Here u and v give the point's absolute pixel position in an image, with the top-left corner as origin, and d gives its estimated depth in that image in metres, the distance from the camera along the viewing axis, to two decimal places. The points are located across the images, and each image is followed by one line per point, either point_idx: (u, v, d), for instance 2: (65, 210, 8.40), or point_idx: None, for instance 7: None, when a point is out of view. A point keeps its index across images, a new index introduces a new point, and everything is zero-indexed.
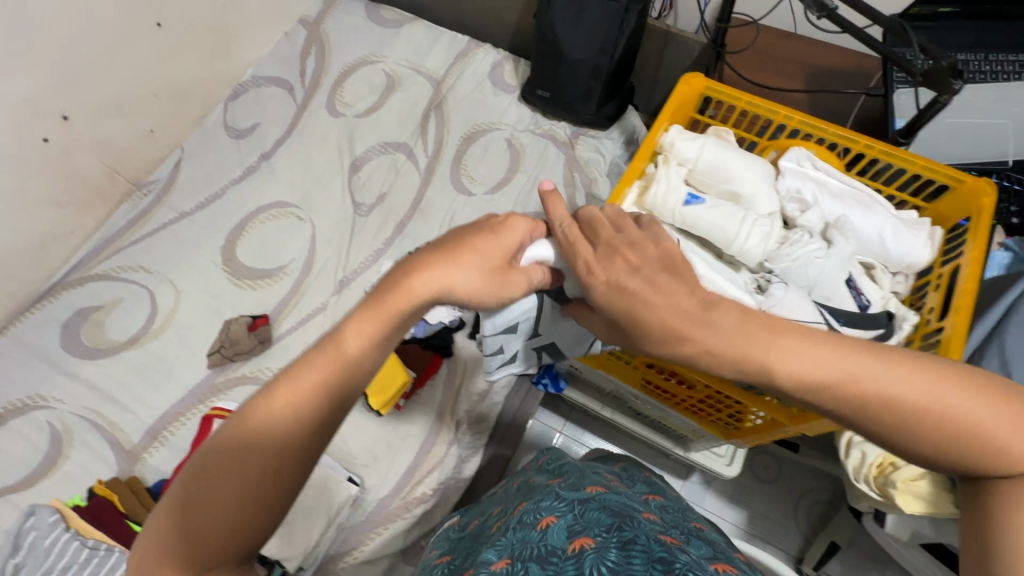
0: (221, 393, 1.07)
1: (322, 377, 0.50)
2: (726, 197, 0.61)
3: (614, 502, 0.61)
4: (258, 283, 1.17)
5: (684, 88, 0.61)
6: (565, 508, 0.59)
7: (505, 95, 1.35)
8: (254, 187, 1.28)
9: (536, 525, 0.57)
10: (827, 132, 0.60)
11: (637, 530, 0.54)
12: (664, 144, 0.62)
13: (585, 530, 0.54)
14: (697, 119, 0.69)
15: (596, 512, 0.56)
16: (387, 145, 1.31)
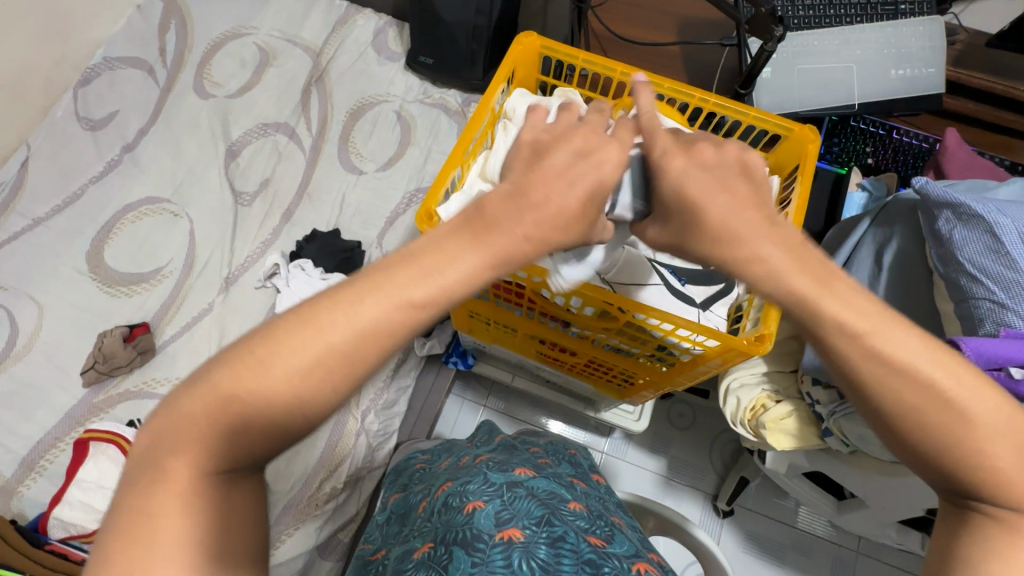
0: (102, 412, 0.99)
1: (412, 302, 0.39)
2: None
3: (543, 488, 0.52)
4: (134, 290, 1.08)
5: (521, 47, 0.60)
6: (493, 492, 0.49)
7: (390, 64, 1.27)
8: (119, 184, 1.16)
9: (460, 511, 0.48)
10: (665, 87, 0.61)
11: (567, 523, 0.46)
12: (507, 111, 0.61)
13: (514, 521, 0.46)
14: (544, 81, 0.68)
15: (526, 501, 0.48)
16: (266, 126, 1.22)
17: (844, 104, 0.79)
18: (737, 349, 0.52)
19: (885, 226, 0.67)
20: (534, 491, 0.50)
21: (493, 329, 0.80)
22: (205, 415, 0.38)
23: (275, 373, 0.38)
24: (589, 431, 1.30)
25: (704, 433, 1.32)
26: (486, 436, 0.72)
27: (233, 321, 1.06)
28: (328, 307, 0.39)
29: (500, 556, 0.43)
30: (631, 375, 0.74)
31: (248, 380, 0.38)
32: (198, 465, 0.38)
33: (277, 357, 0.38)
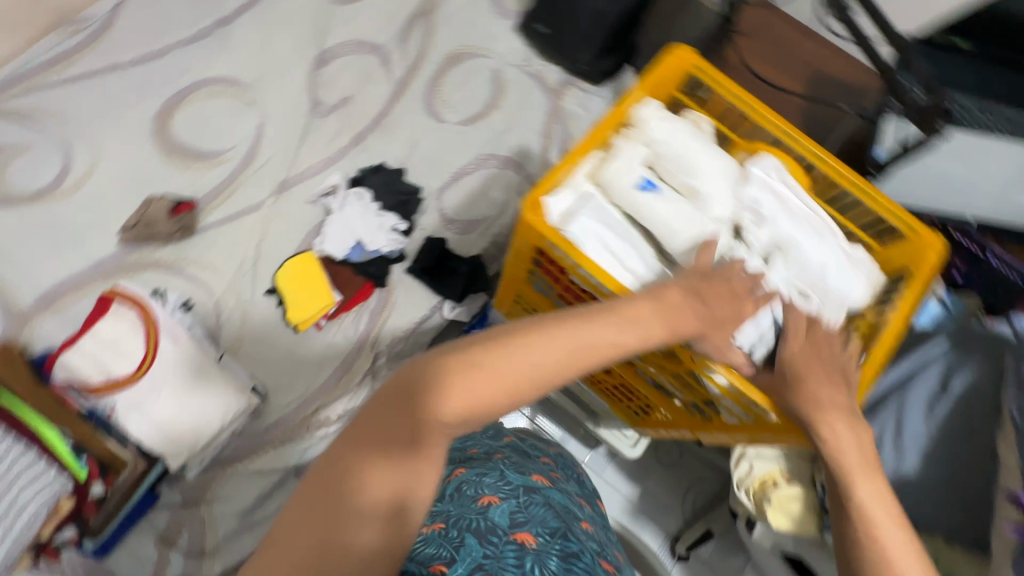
0: (129, 274, 1.00)
1: (591, 354, 0.50)
2: (686, 190, 0.57)
3: (557, 499, 0.57)
4: (190, 165, 1.07)
5: (670, 60, 0.59)
6: (509, 491, 0.55)
7: (502, 20, 1.23)
8: (203, 56, 1.14)
9: (474, 499, 0.53)
10: (801, 141, 0.60)
11: (581, 541, 0.52)
12: (636, 117, 0.58)
13: (527, 524, 0.52)
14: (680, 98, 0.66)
15: (542, 509, 0.53)
16: (361, 44, 1.18)
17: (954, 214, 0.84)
18: (792, 432, 0.54)
19: (962, 353, 0.72)
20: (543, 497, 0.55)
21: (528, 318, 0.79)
22: (408, 392, 0.48)
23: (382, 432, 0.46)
24: (576, 439, 1.30)
25: (684, 477, 1.32)
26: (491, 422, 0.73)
27: (277, 226, 1.05)
28: (523, 336, 0.49)
29: (512, 555, 0.49)
30: (654, 409, 0.74)
31: (450, 378, 0.47)
32: (401, 438, 0.46)
33: (480, 366, 0.48)
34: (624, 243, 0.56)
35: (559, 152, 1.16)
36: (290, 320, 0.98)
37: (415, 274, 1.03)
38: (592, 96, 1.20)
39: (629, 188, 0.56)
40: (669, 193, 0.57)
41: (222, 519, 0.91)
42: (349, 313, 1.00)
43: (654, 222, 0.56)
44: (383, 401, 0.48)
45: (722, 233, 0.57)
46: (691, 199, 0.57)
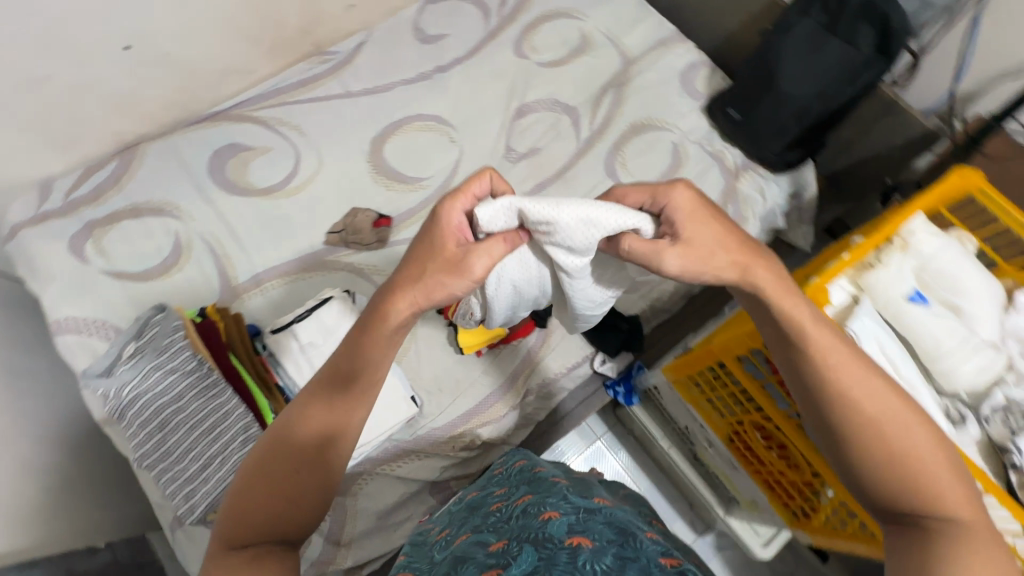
0: (326, 270, 1.13)
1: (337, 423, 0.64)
2: (948, 305, 0.70)
3: (619, 518, 0.77)
4: (393, 185, 1.20)
5: (956, 177, 0.72)
6: (568, 509, 0.76)
7: (690, 100, 1.30)
8: (420, 94, 1.30)
9: (538, 517, 0.74)
10: None
11: (640, 551, 0.67)
12: (908, 230, 0.71)
13: (583, 532, 0.70)
14: (941, 214, 0.77)
15: (601, 525, 0.72)
16: (557, 103, 1.30)
17: None
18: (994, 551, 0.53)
19: None
20: (563, 498, 0.79)
21: (711, 392, 0.84)
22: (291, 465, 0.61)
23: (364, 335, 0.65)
24: (683, 520, 1.28)
25: None
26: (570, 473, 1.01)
27: None
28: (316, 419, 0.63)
29: (571, 549, 0.66)
30: (820, 489, 0.72)
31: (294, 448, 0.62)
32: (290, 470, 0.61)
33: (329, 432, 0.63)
34: (886, 338, 0.67)
35: None
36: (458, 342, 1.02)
37: None
38: (770, 183, 1.23)
39: (902, 298, 0.69)
40: (938, 308, 0.69)
41: (362, 517, 0.96)
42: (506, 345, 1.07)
43: (927, 334, 0.68)
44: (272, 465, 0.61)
45: (998, 362, 0.68)
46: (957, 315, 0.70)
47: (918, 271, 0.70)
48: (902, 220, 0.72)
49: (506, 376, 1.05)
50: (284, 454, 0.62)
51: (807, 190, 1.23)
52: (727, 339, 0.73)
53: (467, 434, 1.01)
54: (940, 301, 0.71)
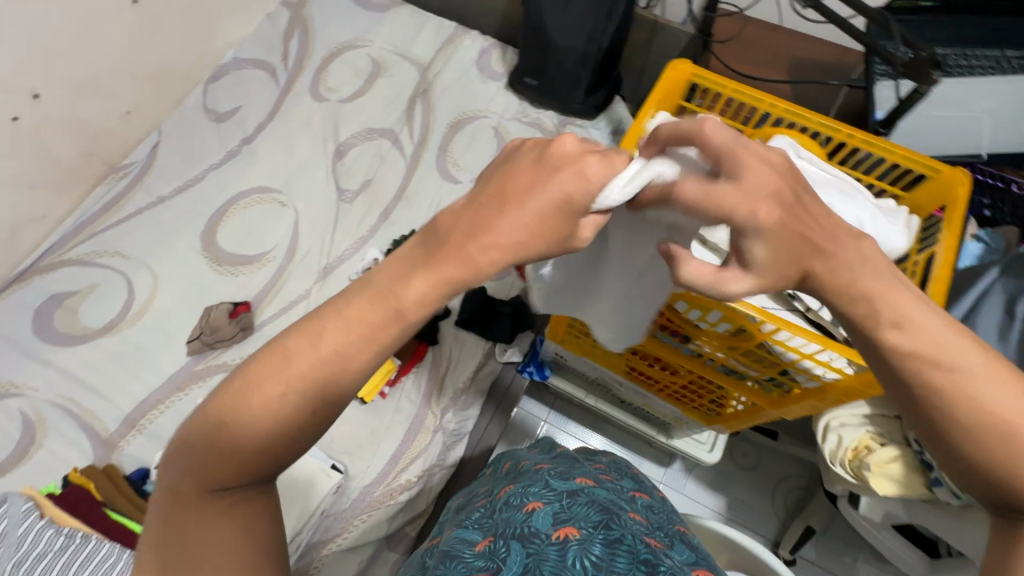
0: (201, 379, 1.07)
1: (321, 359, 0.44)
2: None
3: (601, 497, 0.72)
4: (239, 269, 1.16)
5: (674, 71, 0.69)
6: (553, 496, 0.70)
7: (494, 83, 1.34)
8: (235, 172, 1.26)
9: (521, 507, 0.68)
10: (889, 147, 0.64)
11: (622, 528, 0.64)
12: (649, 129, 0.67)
13: (570, 521, 0.64)
14: (684, 106, 0.77)
15: (584, 509, 0.67)
16: (372, 131, 1.30)
17: (971, 151, 0.77)
18: (860, 386, 0.52)
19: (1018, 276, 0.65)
20: (547, 487, 0.72)
21: (589, 341, 0.85)
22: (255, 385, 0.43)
23: (351, 339, 0.44)
24: (649, 459, 1.31)
25: (766, 477, 1.30)
26: (547, 447, 1.01)
27: None
28: (291, 346, 0.44)
29: (556, 547, 0.61)
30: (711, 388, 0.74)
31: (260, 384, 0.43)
32: (250, 404, 0.43)
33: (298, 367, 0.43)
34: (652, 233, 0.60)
35: None
36: (356, 392, 1.01)
37: (464, 324, 1.08)
38: (590, 129, 1.29)
39: None
40: None
41: None
42: (407, 375, 1.06)
43: None
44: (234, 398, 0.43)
45: None
46: None
47: None
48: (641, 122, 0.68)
49: (418, 402, 1.04)
50: (248, 396, 0.43)
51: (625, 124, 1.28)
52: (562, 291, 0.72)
53: (401, 475, 0.99)
54: None
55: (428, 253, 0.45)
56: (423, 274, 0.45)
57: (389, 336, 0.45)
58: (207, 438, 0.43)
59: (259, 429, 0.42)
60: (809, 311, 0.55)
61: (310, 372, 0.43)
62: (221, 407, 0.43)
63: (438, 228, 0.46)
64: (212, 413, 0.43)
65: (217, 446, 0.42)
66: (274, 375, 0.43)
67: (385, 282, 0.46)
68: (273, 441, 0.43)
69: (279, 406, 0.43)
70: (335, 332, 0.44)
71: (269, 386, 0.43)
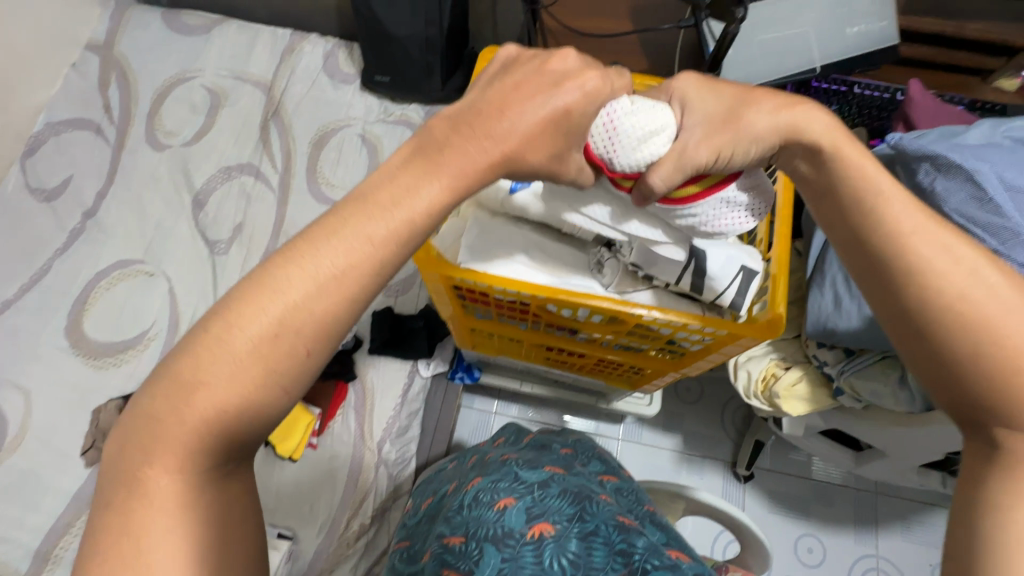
0: None
1: (370, 248, 0.36)
2: None
3: (572, 481, 0.63)
4: (122, 358, 1.05)
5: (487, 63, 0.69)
6: (522, 489, 0.60)
7: (347, 87, 1.25)
8: (87, 252, 1.12)
9: (490, 507, 0.58)
10: None
11: (596, 517, 0.57)
12: None
13: (544, 515, 0.56)
14: None
15: (555, 498, 0.59)
16: (229, 169, 1.19)
17: (806, 68, 0.80)
18: (743, 333, 0.50)
19: None
20: (516, 473, 0.63)
21: (496, 343, 0.80)
22: (264, 275, 0.36)
23: (355, 250, 0.36)
24: (602, 420, 1.33)
25: (712, 405, 1.36)
26: (514, 436, 0.83)
27: None
28: (340, 218, 0.37)
29: (533, 551, 0.53)
30: (625, 366, 0.72)
31: (286, 270, 0.36)
32: (264, 301, 0.35)
33: (328, 246, 0.36)
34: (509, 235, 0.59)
35: None
36: (284, 454, 0.97)
37: (378, 350, 1.03)
38: None
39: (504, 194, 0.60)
40: None
41: None
42: (333, 419, 1.01)
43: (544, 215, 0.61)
44: (253, 276, 0.37)
45: None
46: None
47: None
48: None
49: (351, 443, 1.00)
50: (278, 270, 0.36)
51: None
52: (441, 306, 0.66)
53: (354, 519, 0.96)
54: None
55: (429, 158, 0.39)
56: (426, 172, 0.38)
57: (384, 261, 0.37)
58: (182, 391, 0.35)
59: (238, 384, 0.35)
60: (670, 285, 0.55)
61: (290, 312, 0.35)
62: (198, 363, 0.35)
63: (448, 121, 0.40)
64: (188, 369, 0.35)
65: (192, 405, 0.35)
66: (309, 255, 0.36)
67: (381, 193, 0.38)
68: (258, 394, 0.35)
69: (261, 352, 0.35)
70: (324, 262, 0.36)
71: (249, 329, 0.35)
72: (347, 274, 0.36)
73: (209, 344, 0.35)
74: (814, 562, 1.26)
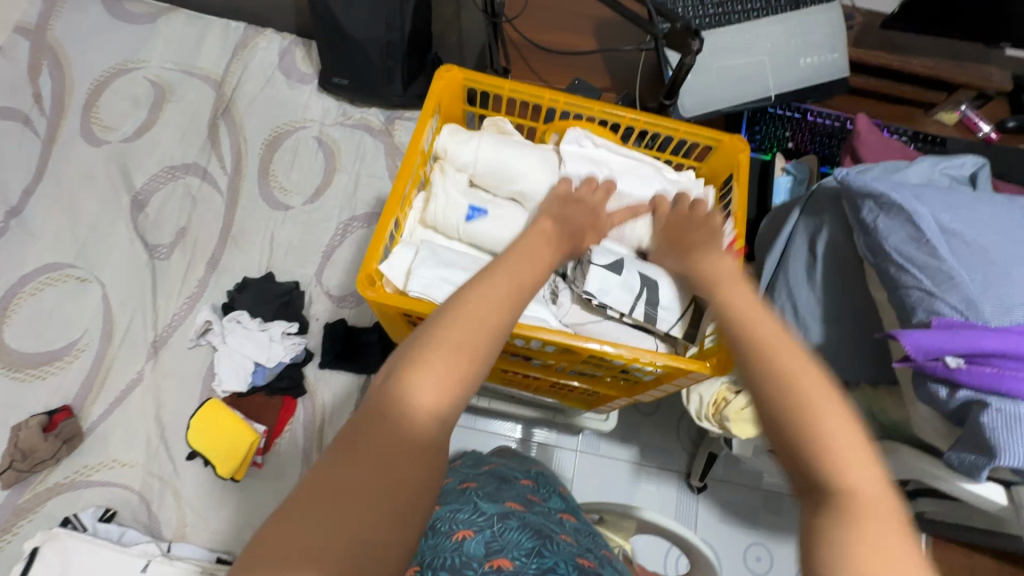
0: (27, 513, 0.89)
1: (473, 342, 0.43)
2: (512, 194, 0.70)
3: (533, 518, 0.61)
4: (48, 369, 0.97)
5: (443, 82, 0.68)
6: (483, 521, 0.58)
7: (304, 88, 1.20)
8: (10, 253, 1.04)
9: (449, 538, 0.56)
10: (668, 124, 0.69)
11: (556, 555, 0.55)
12: (440, 151, 0.69)
13: (503, 550, 0.54)
14: (470, 107, 0.77)
15: (516, 532, 0.57)
16: (174, 168, 1.12)
17: (761, 96, 0.81)
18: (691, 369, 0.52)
19: (815, 215, 0.70)
20: (477, 505, 0.61)
21: None
22: (387, 390, 0.41)
23: (460, 334, 0.43)
24: (560, 432, 1.33)
25: (668, 417, 1.38)
26: (473, 462, 0.82)
27: (168, 388, 0.98)
28: (445, 325, 0.43)
29: None
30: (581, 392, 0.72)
31: (408, 374, 0.41)
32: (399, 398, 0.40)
33: (438, 351, 0.42)
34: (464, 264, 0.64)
35: None
36: (225, 475, 0.91)
37: (330, 364, 0.99)
38: None
39: (461, 224, 0.67)
40: (496, 206, 0.68)
41: None
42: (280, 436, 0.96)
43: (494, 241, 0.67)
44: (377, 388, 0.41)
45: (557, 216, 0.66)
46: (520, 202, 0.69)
47: (469, 179, 0.69)
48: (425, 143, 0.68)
49: (299, 461, 0.95)
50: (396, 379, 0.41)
51: None
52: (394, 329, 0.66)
53: None
54: (502, 195, 0.70)
55: (507, 263, 0.49)
56: (501, 276, 0.48)
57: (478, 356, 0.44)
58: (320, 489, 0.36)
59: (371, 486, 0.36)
60: (624, 317, 0.60)
61: (414, 413, 0.40)
62: (331, 464, 0.37)
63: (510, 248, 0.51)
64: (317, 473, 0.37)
65: (330, 495, 0.36)
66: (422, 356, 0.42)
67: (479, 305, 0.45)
68: (388, 502, 0.37)
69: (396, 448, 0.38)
70: (432, 373, 0.41)
71: (383, 426, 0.39)
72: (456, 355, 0.42)
73: (344, 448, 0.38)
74: (762, 570, 1.29)
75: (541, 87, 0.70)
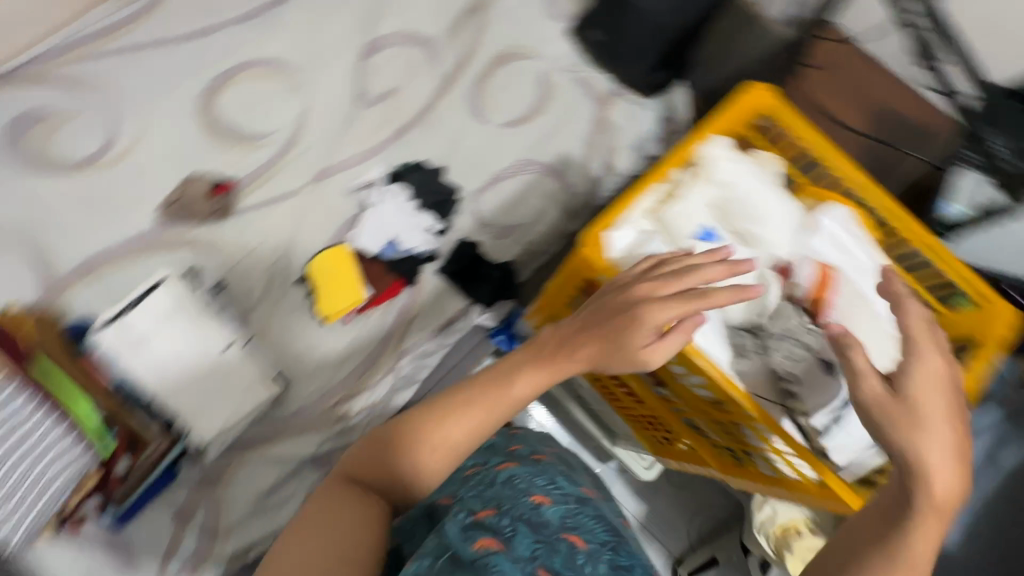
0: (163, 249, 1.00)
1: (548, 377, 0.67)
2: (748, 234, 0.78)
3: (602, 509, 0.70)
4: (232, 144, 1.06)
5: (748, 100, 0.79)
6: (559, 496, 0.67)
7: (555, 24, 1.20)
8: (252, 32, 1.11)
9: (528, 497, 0.65)
10: (939, 252, 0.75)
11: (631, 556, 0.62)
12: (706, 161, 0.77)
13: (577, 530, 0.62)
14: (751, 133, 0.85)
15: (589, 518, 0.65)
16: (412, 35, 1.16)
17: None
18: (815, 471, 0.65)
19: None
20: (556, 481, 0.69)
21: None
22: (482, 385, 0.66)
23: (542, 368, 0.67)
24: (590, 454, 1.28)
25: (691, 499, 1.33)
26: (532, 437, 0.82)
27: (312, 215, 1.05)
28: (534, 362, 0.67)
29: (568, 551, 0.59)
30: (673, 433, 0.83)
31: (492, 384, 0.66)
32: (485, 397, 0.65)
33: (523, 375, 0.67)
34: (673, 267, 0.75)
35: (602, 163, 1.15)
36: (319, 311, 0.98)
37: (449, 273, 1.04)
38: (639, 108, 1.18)
39: (691, 236, 0.75)
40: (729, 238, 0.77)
41: (238, 501, 0.93)
42: (375, 307, 1.01)
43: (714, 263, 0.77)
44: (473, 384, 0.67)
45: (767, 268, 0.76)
46: (752, 243, 0.77)
47: (720, 201, 0.78)
48: (700, 150, 0.77)
49: (379, 339, 1.01)
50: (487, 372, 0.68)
51: (678, 113, 1.19)
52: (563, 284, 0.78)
53: (342, 405, 0.98)
54: (739, 230, 0.78)
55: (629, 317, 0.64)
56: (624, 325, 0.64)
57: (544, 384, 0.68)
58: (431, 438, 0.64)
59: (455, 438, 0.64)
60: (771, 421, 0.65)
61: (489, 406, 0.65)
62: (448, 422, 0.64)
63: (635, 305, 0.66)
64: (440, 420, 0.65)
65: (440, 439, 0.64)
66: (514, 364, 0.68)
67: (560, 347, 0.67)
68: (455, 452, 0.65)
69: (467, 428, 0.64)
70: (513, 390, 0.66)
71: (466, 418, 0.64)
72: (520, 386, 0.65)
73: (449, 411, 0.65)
74: None
75: (842, 157, 0.79)
